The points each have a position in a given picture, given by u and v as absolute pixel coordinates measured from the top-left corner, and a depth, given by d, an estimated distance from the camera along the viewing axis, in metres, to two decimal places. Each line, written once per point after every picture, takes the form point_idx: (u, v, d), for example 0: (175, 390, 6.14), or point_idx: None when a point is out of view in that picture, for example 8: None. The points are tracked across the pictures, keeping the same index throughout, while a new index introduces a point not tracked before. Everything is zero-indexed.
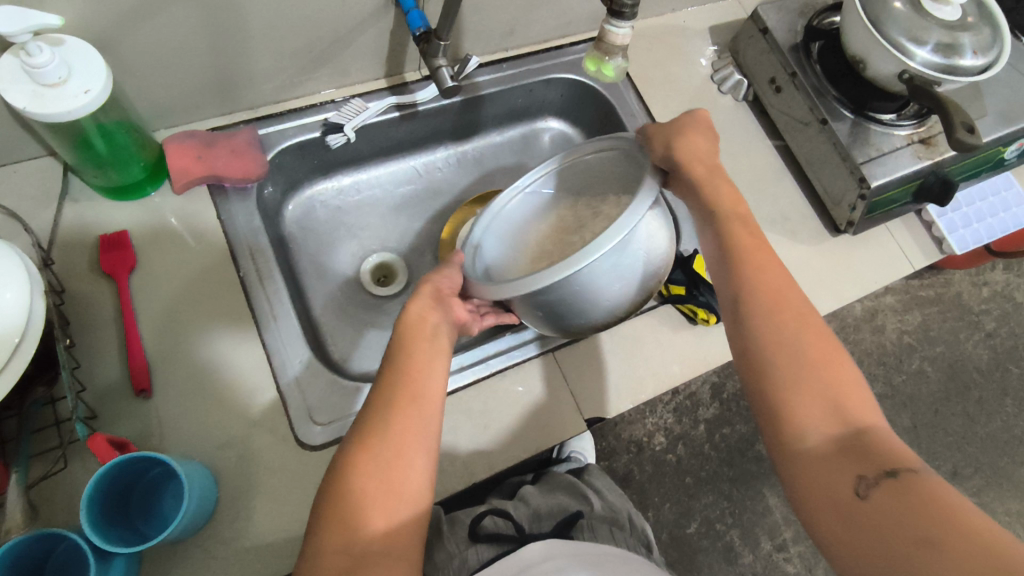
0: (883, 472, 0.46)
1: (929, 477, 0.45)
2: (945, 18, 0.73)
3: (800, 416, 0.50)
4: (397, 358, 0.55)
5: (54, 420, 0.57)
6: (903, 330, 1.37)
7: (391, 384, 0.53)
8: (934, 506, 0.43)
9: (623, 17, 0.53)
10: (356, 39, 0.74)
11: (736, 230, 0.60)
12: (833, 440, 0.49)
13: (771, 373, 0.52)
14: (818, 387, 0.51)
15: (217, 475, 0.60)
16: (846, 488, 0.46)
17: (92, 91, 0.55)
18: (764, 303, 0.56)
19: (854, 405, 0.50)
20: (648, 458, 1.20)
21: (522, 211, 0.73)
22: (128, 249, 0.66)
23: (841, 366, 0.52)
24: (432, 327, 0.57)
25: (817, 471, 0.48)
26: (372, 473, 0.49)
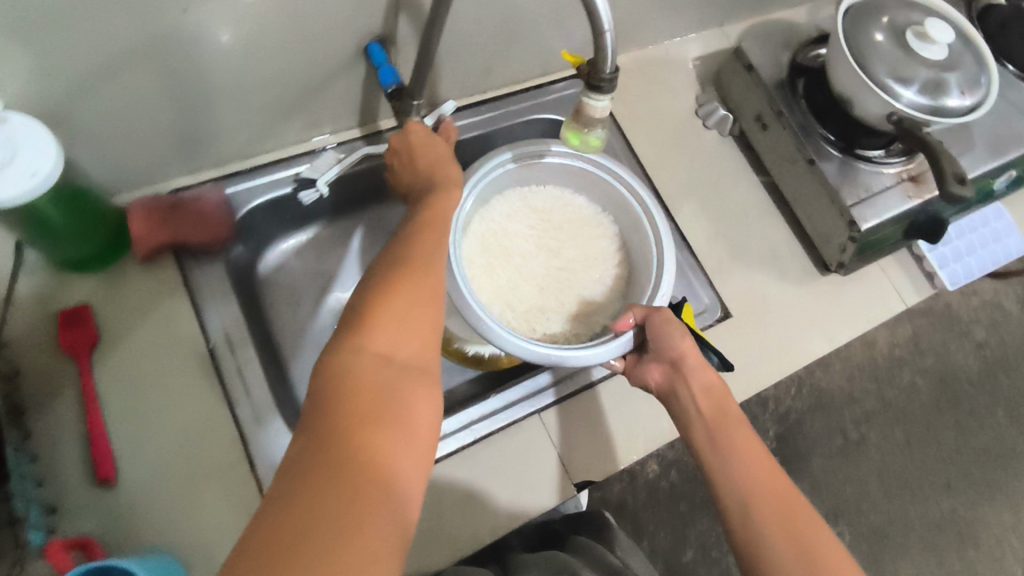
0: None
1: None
2: (932, 57, 0.71)
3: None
4: (421, 233, 0.52)
5: (7, 520, 0.54)
6: (894, 342, 1.25)
7: (415, 243, 0.51)
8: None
9: (601, 90, 0.51)
10: (326, 91, 0.71)
11: (733, 435, 0.60)
12: None
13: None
14: None
15: (189, 567, 0.58)
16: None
17: (40, 172, 0.52)
18: (761, 511, 0.54)
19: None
20: (642, 485, 1.09)
21: (543, 167, 0.79)
22: (89, 324, 0.63)
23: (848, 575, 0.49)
24: (447, 219, 0.56)
25: None
26: (410, 301, 0.44)
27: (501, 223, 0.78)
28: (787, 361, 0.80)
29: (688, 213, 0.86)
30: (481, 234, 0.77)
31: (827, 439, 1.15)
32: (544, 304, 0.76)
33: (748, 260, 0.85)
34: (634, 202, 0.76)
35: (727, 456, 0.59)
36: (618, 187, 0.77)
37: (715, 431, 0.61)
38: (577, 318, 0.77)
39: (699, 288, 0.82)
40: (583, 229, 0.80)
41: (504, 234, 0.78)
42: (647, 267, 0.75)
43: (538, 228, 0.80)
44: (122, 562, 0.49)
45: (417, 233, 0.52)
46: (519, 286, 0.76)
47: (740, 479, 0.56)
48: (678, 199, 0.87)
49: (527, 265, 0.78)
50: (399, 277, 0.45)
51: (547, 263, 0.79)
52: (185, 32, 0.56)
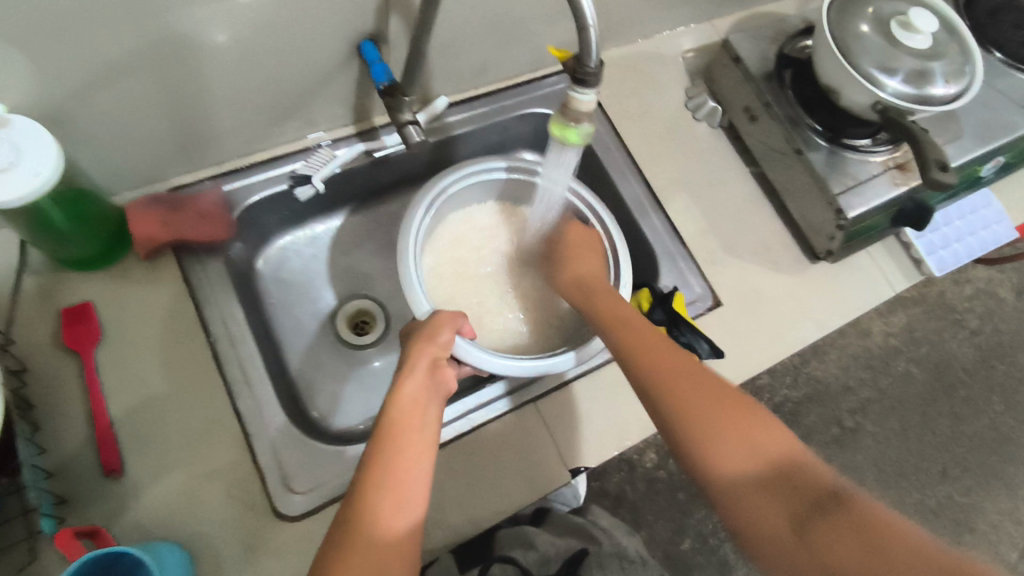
0: (818, 514, 0.46)
1: (861, 495, 0.47)
2: (916, 46, 0.72)
3: (728, 463, 0.50)
4: (386, 442, 0.51)
5: (20, 511, 0.57)
6: (890, 331, 1.23)
7: (382, 463, 0.50)
8: (872, 529, 0.44)
9: (586, 85, 0.52)
10: (321, 91, 0.73)
11: (627, 315, 0.64)
12: (758, 482, 0.49)
13: (690, 433, 0.52)
14: (717, 424, 0.52)
15: (195, 555, 0.60)
16: (789, 536, 0.46)
17: (43, 173, 0.53)
18: (658, 367, 0.57)
19: (775, 452, 0.50)
20: (641, 476, 1.05)
21: (475, 186, 0.81)
22: (92, 322, 0.65)
23: (751, 411, 0.53)
24: (423, 414, 0.54)
25: (754, 514, 0.48)
26: (371, 553, 0.46)
27: (453, 246, 0.83)
28: (778, 348, 0.82)
29: (679, 205, 0.88)
30: (438, 261, 0.81)
31: (824, 428, 1.16)
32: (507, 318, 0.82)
33: (737, 251, 0.86)
34: (595, 223, 0.77)
35: (625, 330, 0.62)
36: (587, 215, 0.78)
37: (609, 314, 0.65)
38: (544, 323, 0.83)
39: (691, 278, 0.83)
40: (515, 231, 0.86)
41: (453, 261, 0.83)
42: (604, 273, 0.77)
43: (484, 244, 0.85)
44: (132, 550, 0.52)
45: (383, 444, 0.51)
46: (487, 308, 0.82)
47: (640, 348, 0.59)
48: (669, 192, 0.88)
49: (487, 278, 0.84)
50: (354, 517, 0.47)
51: (500, 276, 0.85)
52: (180, 32, 0.57)
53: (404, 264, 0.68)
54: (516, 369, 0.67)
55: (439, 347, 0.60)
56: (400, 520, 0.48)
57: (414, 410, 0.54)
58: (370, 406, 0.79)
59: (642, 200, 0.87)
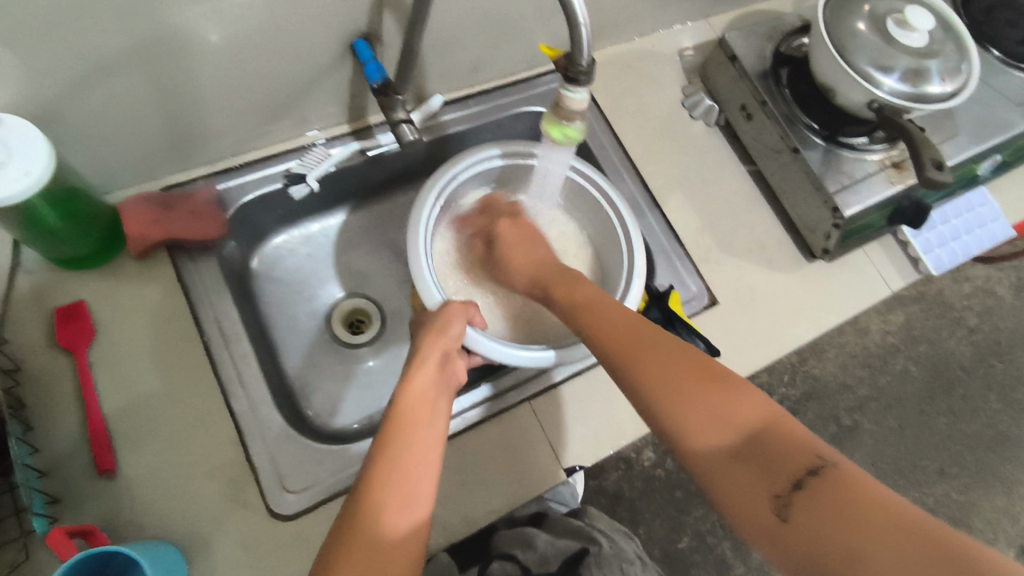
0: (791, 486, 0.42)
1: (840, 459, 0.42)
2: (912, 44, 0.72)
3: (698, 433, 0.47)
4: (396, 435, 0.50)
5: (13, 509, 0.57)
6: (887, 330, 1.24)
7: (392, 456, 0.48)
8: (850, 493, 0.40)
9: (578, 83, 0.52)
10: (315, 89, 0.72)
11: (589, 297, 0.63)
12: (731, 452, 0.45)
13: (657, 408, 0.50)
14: (687, 394, 0.49)
15: (189, 554, 0.60)
16: (765, 506, 0.42)
17: (34, 171, 0.53)
18: (621, 342, 0.56)
19: (744, 415, 0.46)
20: (637, 475, 1.06)
21: (480, 176, 0.79)
22: (86, 321, 0.65)
23: (724, 378, 0.49)
24: (433, 407, 0.54)
25: (731, 489, 0.44)
26: (378, 550, 0.44)
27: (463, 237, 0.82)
28: (774, 346, 0.82)
29: (674, 203, 0.88)
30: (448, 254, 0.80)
31: (821, 426, 1.16)
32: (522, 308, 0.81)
33: (733, 249, 0.86)
34: (608, 208, 0.77)
35: (587, 314, 0.61)
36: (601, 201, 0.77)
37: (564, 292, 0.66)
38: None
39: (687, 276, 0.83)
40: None
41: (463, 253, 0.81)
42: (619, 260, 0.76)
43: None
44: (124, 549, 0.51)
45: (392, 434, 0.50)
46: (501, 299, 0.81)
47: (604, 328, 0.58)
48: (665, 190, 0.88)
49: None
50: (362, 509, 0.45)
51: None
52: (174, 30, 0.56)
53: (416, 253, 0.67)
54: (528, 361, 0.66)
55: (450, 339, 0.59)
56: (409, 513, 0.46)
57: (423, 402, 0.53)
58: (365, 404, 0.79)
59: (637, 198, 0.87)
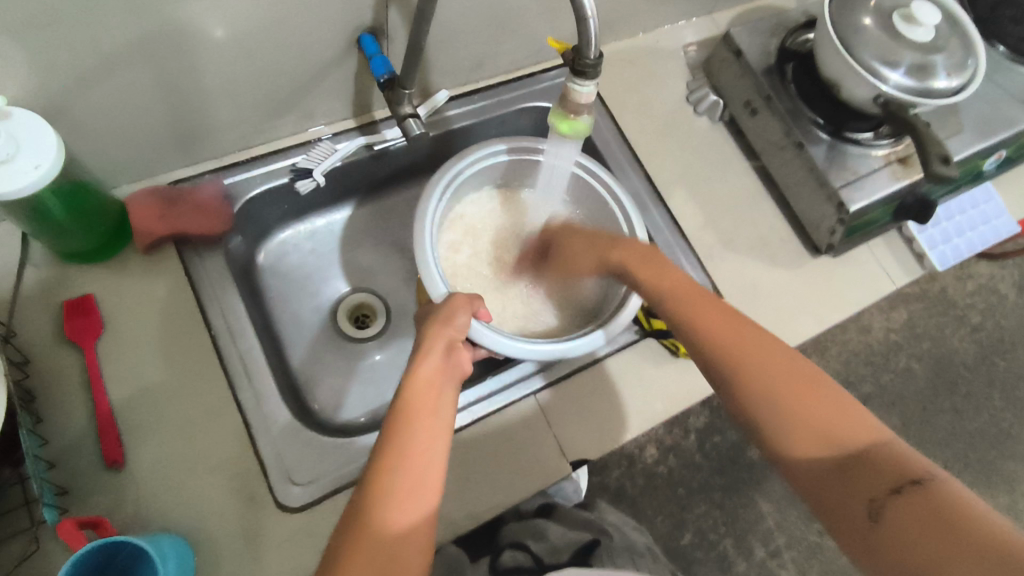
0: (890, 492, 0.43)
1: (943, 476, 0.42)
2: (918, 39, 0.72)
3: (789, 439, 0.48)
4: (397, 428, 0.50)
5: (23, 500, 0.57)
6: (890, 328, 1.24)
7: (394, 453, 0.48)
8: (951, 513, 0.40)
9: (586, 76, 0.52)
10: (320, 84, 0.73)
11: (673, 277, 0.63)
12: (829, 459, 0.47)
13: (752, 409, 0.51)
14: (789, 396, 0.50)
15: (196, 546, 0.60)
16: (857, 516, 0.44)
17: (42, 165, 0.53)
18: (714, 334, 0.55)
19: (844, 423, 0.48)
20: (640, 471, 1.05)
21: (482, 172, 0.78)
22: (94, 314, 0.65)
23: (822, 385, 0.50)
24: (438, 397, 0.52)
25: (830, 492, 0.46)
26: (381, 548, 0.44)
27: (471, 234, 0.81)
28: None
29: (678, 199, 0.88)
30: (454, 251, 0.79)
31: None
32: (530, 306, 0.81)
33: (737, 245, 0.86)
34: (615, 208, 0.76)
35: (673, 302, 0.60)
36: (603, 194, 0.77)
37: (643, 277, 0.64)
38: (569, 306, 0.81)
39: (691, 272, 0.83)
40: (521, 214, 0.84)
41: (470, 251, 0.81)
42: None
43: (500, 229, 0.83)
44: (131, 539, 0.52)
45: (395, 430, 0.49)
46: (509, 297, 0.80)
47: (690, 316, 0.58)
48: (669, 185, 0.88)
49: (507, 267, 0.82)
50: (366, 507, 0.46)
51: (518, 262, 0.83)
52: (180, 23, 0.57)
53: (421, 246, 0.67)
54: (530, 352, 0.66)
55: (454, 329, 0.58)
56: (413, 510, 0.46)
57: (428, 392, 0.52)
58: (370, 399, 0.79)
59: (642, 193, 0.87)
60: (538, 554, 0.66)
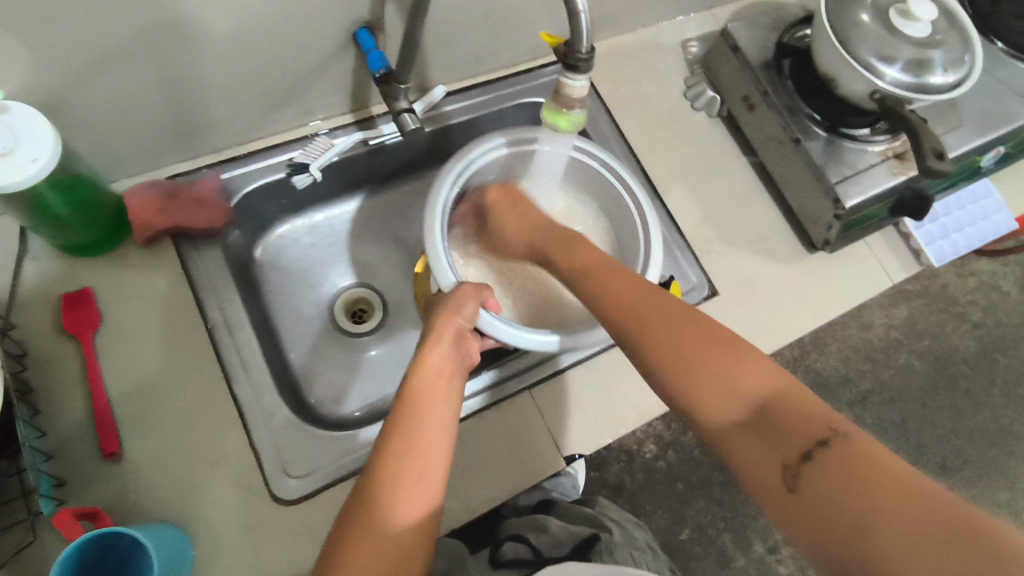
0: (801, 457, 0.43)
1: (854, 434, 0.43)
2: (915, 34, 0.72)
3: (705, 408, 0.49)
4: (409, 412, 0.50)
5: (21, 491, 0.58)
6: (891, 325, 1.24)
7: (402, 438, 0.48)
8: (859, 470, 0.41)
9: (578, 70, 0.52)
10: (317, 79, 0.73)
11: (593, 264, 0.64)
12: (742, 424, 0.47)
13: (670, 383, 0.51)
14: (705, 369, 0.50)
15: (193, 538, 0.60)
16: (773, 482, 0.44)
17: (40, 159, 0.54)
18: (629, 312, 0.57)
19: (751, 387, 0.48)
20: (640, 467, 1.07)
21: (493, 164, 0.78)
22: (92, 307, 0.66)
23: (733, 351, 0.51)
24: (446, 385, 0.53)
25: (744, 457, 0.46)
26: (388, 534, 0.44)
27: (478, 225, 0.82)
28: (774, 337, 0.82)
29: (675, 194, 0.88)
30: None
31: None
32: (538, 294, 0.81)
33: (734, 240, 0.86)
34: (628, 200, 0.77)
35: (597, 281, 0.62)
36: (617, 185, 0.78)
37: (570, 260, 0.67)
38: None
39: (687, 267, 0.83)
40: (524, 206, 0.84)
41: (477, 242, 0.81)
42: (636, 246, 0.76)
43: None
44: (128, 530, 0.52)
45: (402, 414, 0.50)
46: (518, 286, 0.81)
47: (613, 296, 0.59)
48: (667, 180, 0.88)
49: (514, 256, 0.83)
50: (373, 491, 0.46)
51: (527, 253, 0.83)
52: (177, 18, 0.57)
53: (433, 233, 0.66)
54: (540, 345, 0.65)
55: (464, 319, 0.60)
56: (418, 497, 0.47)
57: (438, 380, 0.53)
58: (368, 392, 0.80)
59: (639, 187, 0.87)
60: (539, 548, 0.65)
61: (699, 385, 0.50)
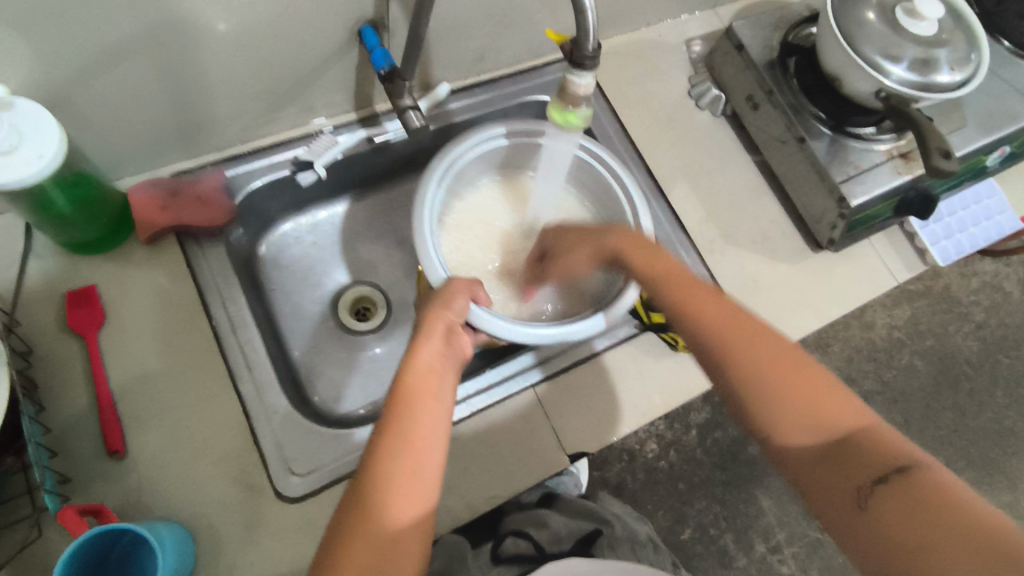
0: (877, 479, 0.43)
1: (932, 466, 0.43)
2: (921, 33, 0.71)
3: (783, 426, 0.48)
4: (402, 409, 0.50)
5: (25, 488, 0.58)
6: (892, 325, 1.23)
7: (395, 438, 0.48)
8: (935, 500, 0.41)
9: (584, 68, 0.52)
10: (321, 77, 0.73)
11: (662, 268, 0.61)
12: (819, 446, 0.47)
13: (749, 397, 0.50)
14: (789, 388, 0.49)
15: (196, 535, 0.61)
16: (845, 503, 0.44)
17: (45, 156, 0.54)
18: (711, 319, 0.55)
19: (831, 409, 0.48)
20: (641, 466, 1.05)
21: (482, 158, 0.78)
22: (96, 304, 0.66)
23: (819, 377, 0.50)
24: (438, 381, 0.53)
25: (817, 476, 0.46)
26: (380, 535, 0.44)
27: (470, 222, 0.82)
28: None
29: (679, 193, 0.88)
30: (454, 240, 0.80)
31: None
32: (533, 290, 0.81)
33: (737, 240, 0.86)
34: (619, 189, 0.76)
35: (668, 285, 0.60)
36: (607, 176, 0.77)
37: (635, 259, 0.63)
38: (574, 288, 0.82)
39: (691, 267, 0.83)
40: (516, 202, 0.84)
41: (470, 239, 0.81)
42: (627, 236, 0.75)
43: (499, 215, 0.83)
44: (132, 526, 0.52)
45: (396, 414, 0.49)
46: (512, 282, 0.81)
47: (688, 300, 0.57)
48: (670, 179, 0.88)
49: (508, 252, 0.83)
50: (366, 491, 0.46)
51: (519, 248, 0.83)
52: (182, 16, 0.57)
53: (421, 227, 0.66)
54: (531, 338, 0.65)
55: (454, 313, 0.59)
56: (413, 498, 0.46)
57: (429, 376, 0.52)
58: (371, 390, 0.80)
59: (643, 186, 0.87)
60: (540, 543, 0.66)
61: (781, 402, 0.49)
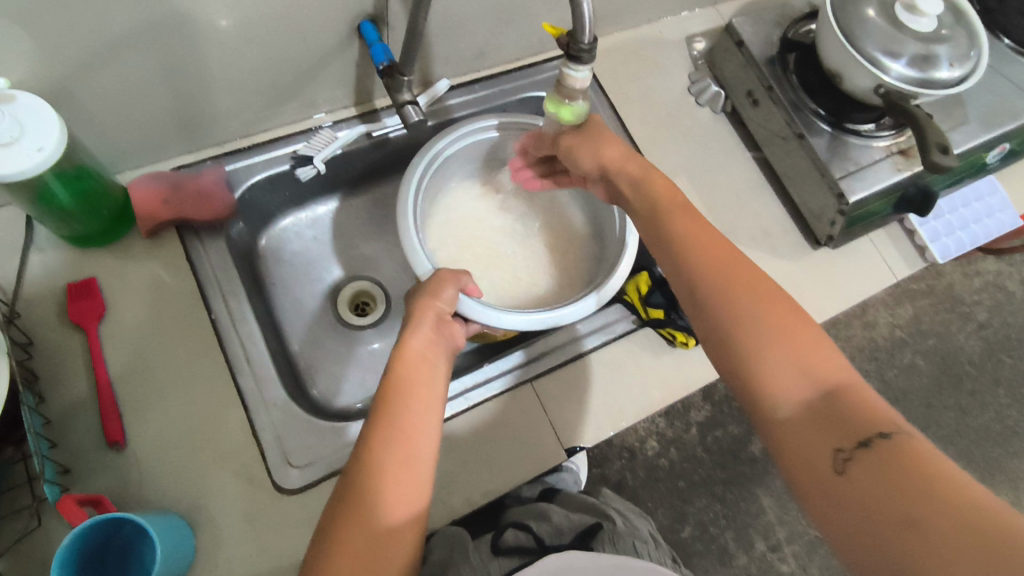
0: (858, 443, 0.42)
1: (914, 433, 0.42)
2: (920, 30, 0.71)
3: (772, 383, 0.47)
4: (393, 397, 0.50)
5: (26, 478, 0.58)
6: (895, 324, 1.23)
7: (387, 425, 0.48)
8: (914, 466, 0.40)
9: (580, 61, 0.52)
10: (321, 72, 0.73)
11: (683, 206, 0.59)
12: (806, 406, 0.46)
13: (742, 353, 0.49)
14: (784, 343, 0.48)
15: (194, 526, 0.61)
16: (822, 465, 0.43)
17: (45, 148, 0.54)
18: (715, 272, 0.53)
19: (823, 365, 0.47)
20: (641, 464, 1.06)
21: (467, 151, 0.79)
22: (97, 297, 0.66)
23: (816, 338, 0.49)
24: (429, 369, 0.53)
25: (797, 438, 0.45)
26: (374, 520, 0.45)
27: (461, 215, 0.82)
28: None
29: (678, 189, 0.88)
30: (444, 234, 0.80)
31: None
32: (525, 279, 0.81)
33: (737, 236, 0.86)
34: None
35: (675, 232, 0.58)
36: None
37: (650, 192, 0.62)
38: (565, 276, 0.82)
39: None
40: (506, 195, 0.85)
41: (460, 232, 0.81)
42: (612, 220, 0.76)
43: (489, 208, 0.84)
44: (129, 516, 0.52)
45: (388, 400, 0.50)
46: (504, 272, 0.81)
47: (694, 249, 0.55)
48: (670, 176, 0.88)
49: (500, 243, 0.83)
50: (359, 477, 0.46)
51: (510, 239, 0.83)
52: (183, 11, 0.57)
53: (406, 221, 0.67)
54: (522, 323, 0.65)
55: (443, 303, 0.59)
56: (405, 484, 0.47)
57: (421, 365, 0.53)
58: (370, 384, 0.80)
59: None
60: (540, 535, 0.64)
61: (773, 358, 0.48)
